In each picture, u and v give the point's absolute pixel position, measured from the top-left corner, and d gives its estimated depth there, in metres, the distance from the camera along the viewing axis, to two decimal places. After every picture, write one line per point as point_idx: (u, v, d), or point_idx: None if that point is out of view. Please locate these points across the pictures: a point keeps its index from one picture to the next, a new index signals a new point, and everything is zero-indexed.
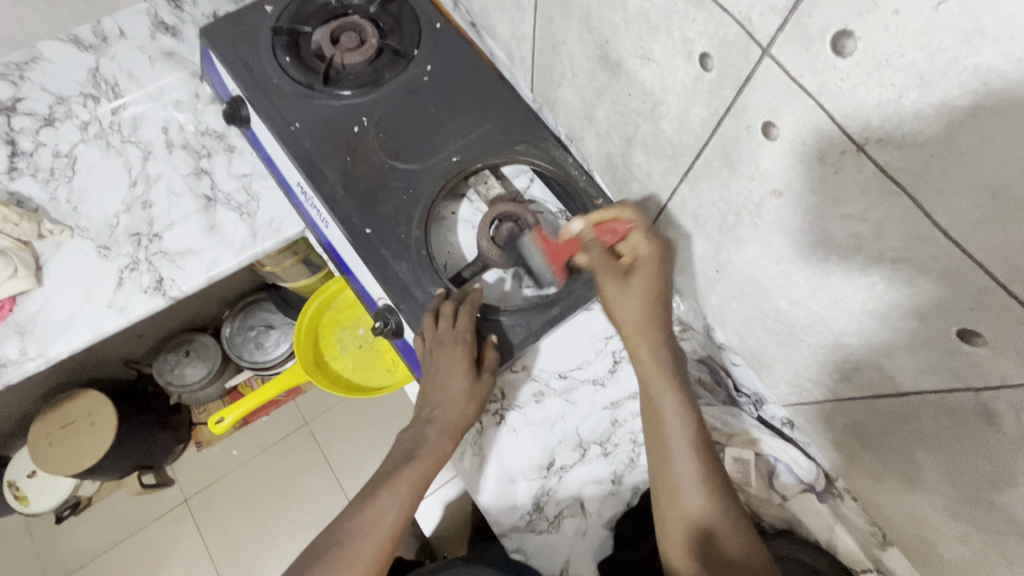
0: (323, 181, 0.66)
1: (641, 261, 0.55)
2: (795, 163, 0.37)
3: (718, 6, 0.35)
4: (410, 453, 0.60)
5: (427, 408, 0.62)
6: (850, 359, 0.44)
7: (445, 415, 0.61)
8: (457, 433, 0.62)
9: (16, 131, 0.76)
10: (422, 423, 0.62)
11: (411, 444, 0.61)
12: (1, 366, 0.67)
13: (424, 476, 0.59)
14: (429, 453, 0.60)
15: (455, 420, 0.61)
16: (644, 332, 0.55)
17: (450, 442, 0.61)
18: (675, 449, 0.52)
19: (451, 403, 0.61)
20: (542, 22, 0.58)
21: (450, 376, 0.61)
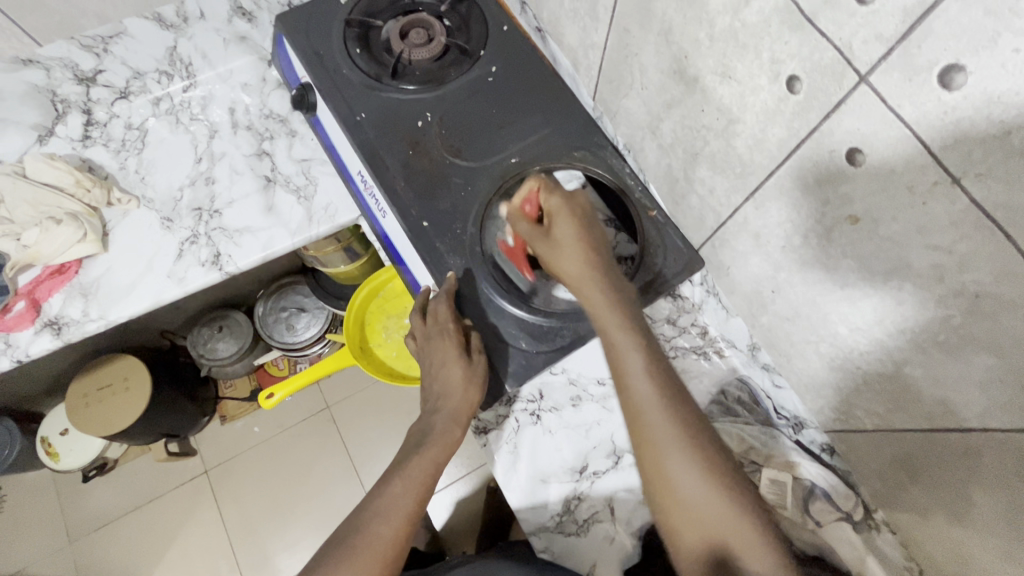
0: (385, 171, 0.68)
1: (555, 206, 0.59)
2: (879, 191, 0.37)
3: (817, 31, 0.36)
4: (421, 438, 0.61)
5: (432, 397, 0.63)
6: (911, 389, 0.43)
7: (447, 402, 0.61)
8: (464, 417, 0.62)
9: (93, 101, 0.80)
10: (430, 410, 0.63)
11: (421, 433, 0.62)
12: (64, 324, 0.70)
13: (435, 462, 0.60)
14: (438, 438, 0.61)
15: (459, 405, 0.61)
16: (596, 287, 0.55)
17: (457, 428, 0.61)
18: (646, 413, 0.50)
19: (451, 389, 0.61)
20: (616, 33, 0.59)
21: (444, 363, 0.61)
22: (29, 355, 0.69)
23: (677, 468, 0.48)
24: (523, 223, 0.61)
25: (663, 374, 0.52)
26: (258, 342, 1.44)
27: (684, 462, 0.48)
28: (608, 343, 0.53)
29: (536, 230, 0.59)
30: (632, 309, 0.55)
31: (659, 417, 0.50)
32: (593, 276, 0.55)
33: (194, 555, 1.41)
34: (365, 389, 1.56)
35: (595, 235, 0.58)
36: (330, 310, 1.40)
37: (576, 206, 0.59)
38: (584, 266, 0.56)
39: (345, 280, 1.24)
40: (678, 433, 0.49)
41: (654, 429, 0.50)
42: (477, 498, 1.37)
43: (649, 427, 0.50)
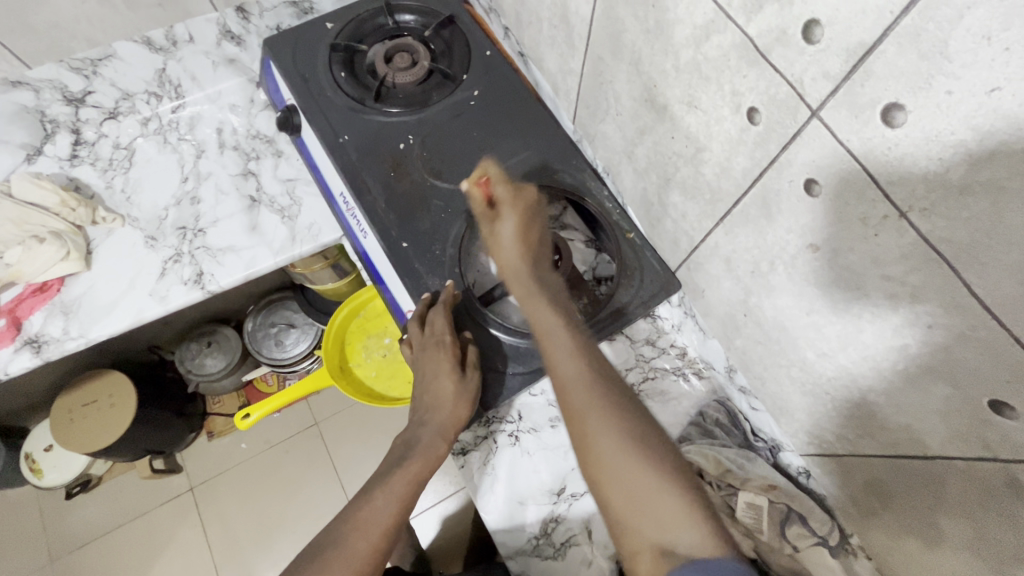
0: (366, 193, 0.69)
1: (505, 198, 0.60)
2: (836, 221, 0.38)
3: (771, 67, 0.37)
4: (405, 453, 0.60)
5: (421, 410, 0.63)
6: (876, 416, 0.44)
7: (437, 415, 0.61)
8: (452, 433, 0.61)
9: (82, 121, 0.81)
10: (416, 423, 0.62)
11: (406, 446, 0.61)
12: (43, 342, 0.70)
13: (418, 477, 0.59)
14: (423, 452, 0.60)
15: (449, 419, 0.61)
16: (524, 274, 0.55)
17: (444, 443, 0.61)
18: (567, 379, 0.48)
19: (442, 402, 0.61)
20: (591, 60, 0.60)
21: (438, 375, 0.61)
22: (7, 373, 0.69)
23: (597, 433, 0.44)
24: (477, 204, 0.60)
25: (589, 350, 0.50)
26: (246, 358, 1.44)
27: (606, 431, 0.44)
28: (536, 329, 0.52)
29: (483, 213, 0.60)
30: (560, 301, 0.54)
31: (579, 384, 0.47)
32: (525, 265, 0.55)
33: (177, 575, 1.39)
34: (354, 406, 1.55)
35: (536, 231, 0.59)
36: (319, 327, 1.40)
37: (526, 200, 0.60)
38: (517, 258, 0.56)
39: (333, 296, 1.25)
40: (602, 403, 0.46)
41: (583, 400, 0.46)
42: (464, 518, 1.35)
43: (571, 394, 0.47)
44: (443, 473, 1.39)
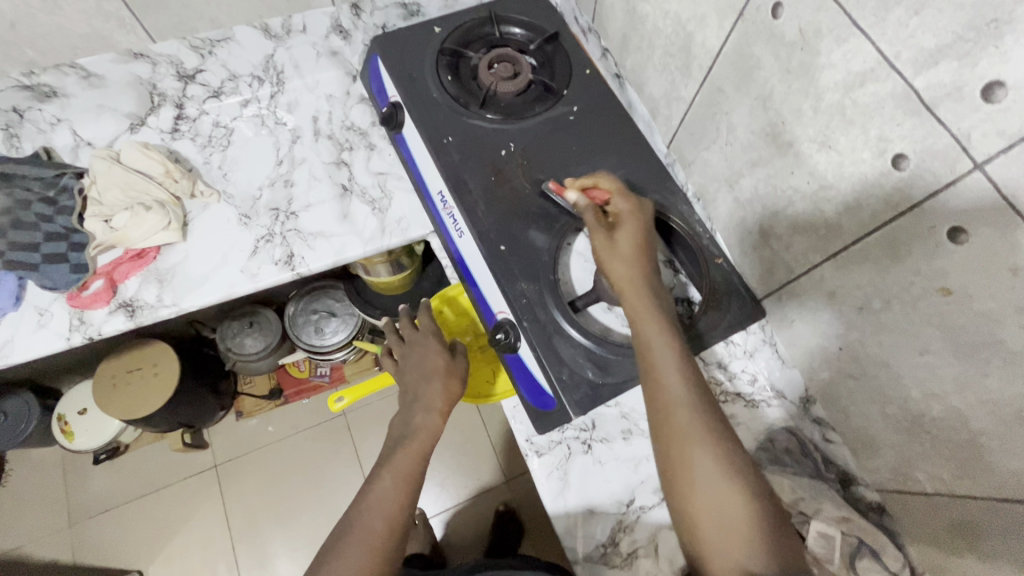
0: (467, 194, 0.71)
1: (625, 213, 0.62)
2: (978, 269, 0.40)
3: (935, 119, 0.39)
4: (405, 432, 0.65)
5: (413, 391, 0.69)
6: (984, 459, 0.45)
7: (428, 390, 0.68)
8: (441, 405, 0.68)
9: (187, 97, 0.83)
10: (410, 405, 0.68)
11: (404, 427, 0.66)
12: (138, 308, 0.72)
13: (420, 452, 0.64)
14: (420, 429, 0.65)
15: (437, 396, 0.68)
16: (637, 283, 0.58)
17: (436, 415, 0.67)
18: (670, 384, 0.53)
19: (433, 378, 0.69)
20: (708, 91, 0.63)
21: (429, 356, 0.72)
22: (100, 334, 0.71)
23: (700, 474, 0.49)
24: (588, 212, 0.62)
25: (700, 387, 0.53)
26: (285, 341, 1.46)
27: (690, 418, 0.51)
28: (654, 374, 0.54)
29: (598, 223, 0.61)
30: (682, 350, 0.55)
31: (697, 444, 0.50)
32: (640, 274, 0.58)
33: (194, 550, 1.40)
34: (383, 400, 1.55)
35: (647, 268, 0.59)
36: (361, 318, 1.42)
37: (644, 221, 0.62)
38: (641, 299, 0.57)
39: (384, 289, 1.27)
40: (711, 444, 0.50)
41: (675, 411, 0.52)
42: (485, 522, 1.36)
43: (684, 445, 0.50)
44: (468, 476, 1.39)
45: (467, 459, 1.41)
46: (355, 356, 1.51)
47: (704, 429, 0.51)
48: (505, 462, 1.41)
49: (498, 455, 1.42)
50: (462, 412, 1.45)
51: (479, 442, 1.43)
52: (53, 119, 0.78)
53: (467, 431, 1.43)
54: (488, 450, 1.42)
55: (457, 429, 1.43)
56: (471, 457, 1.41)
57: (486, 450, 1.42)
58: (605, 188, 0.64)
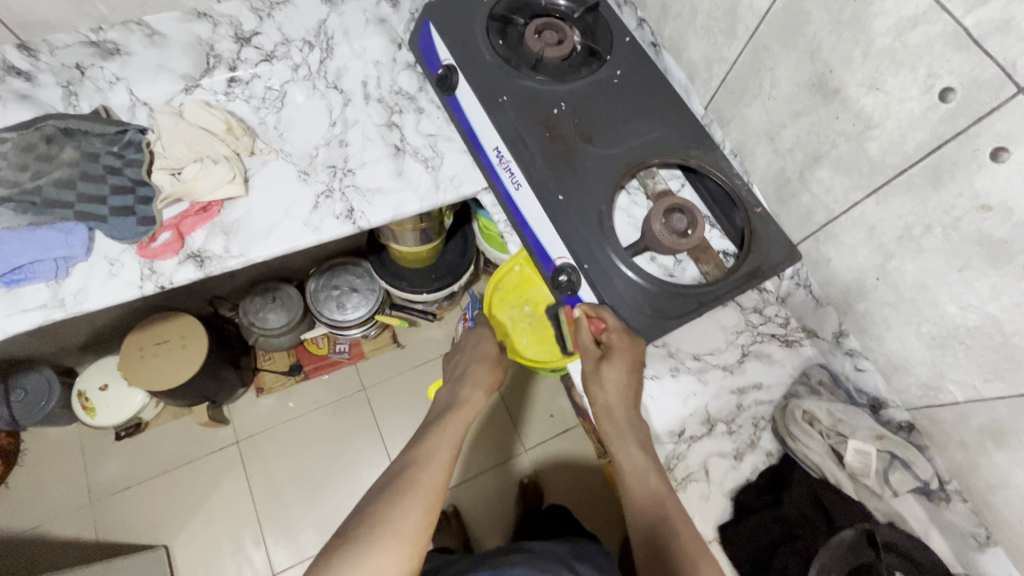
0: (524, 149, 0.76)
1: (616, 347, 0.69)
2: (1019, 182, 0.46)
3: (983, 52, 0.46)
4: (453, 403, 0.72)
5: (461, 368, 0.78)
6: (1015, 357, 0.52)
7: (476, 370, 0.77)
8: (485, 384, 0.76)
9: (240, 60, 0.86)
10: (456, 382, 0.76)
11: (450, 402, 0.73)
12: (206, 258, 0.74)
13: (464, 422, 0.70)
14: (466, 403, 0.72)
15: (482, 375, 0.76)
16: (607, 365, 0.69)
17: (481, 392, 0.75)
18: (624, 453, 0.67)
19: (481, 361, 0.78)
20: (753, 49, 0.69)
21: (481, 342, 0.81)
22: (171, 283, 0.73)
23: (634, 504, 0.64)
24: (583, 339, 0.71)
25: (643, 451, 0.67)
26: (306, 317, 1.47)
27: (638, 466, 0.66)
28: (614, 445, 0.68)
29: (591, 354, 0.70)
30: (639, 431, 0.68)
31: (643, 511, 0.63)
32: (623, 357, 0.68)
33: (217, 526, 1.40)
34: (400, 373, 1.58)
35: (637, 379, 0.70)
36: (381, 292, 1.43)
37: (633, 355, 0.69)
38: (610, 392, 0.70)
39: (409, 260, 1.30)
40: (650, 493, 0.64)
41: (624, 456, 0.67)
42: (506, 490, 1.40)
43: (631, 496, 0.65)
44: (491, 444, 1.44)
45: (487, 430, 1.45)
46: (375, 331, 1.53)
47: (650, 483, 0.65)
48: (525, 432, 1.46)
49: (517, 426, 1.46)
50: None
51: (499, 413, 1.46)
52: (112, 78, 0.80)
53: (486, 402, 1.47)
54: (509, 420, 1.46)
55: None
56: (491, 428, 1.45)
57: (505, 421, 1.46)
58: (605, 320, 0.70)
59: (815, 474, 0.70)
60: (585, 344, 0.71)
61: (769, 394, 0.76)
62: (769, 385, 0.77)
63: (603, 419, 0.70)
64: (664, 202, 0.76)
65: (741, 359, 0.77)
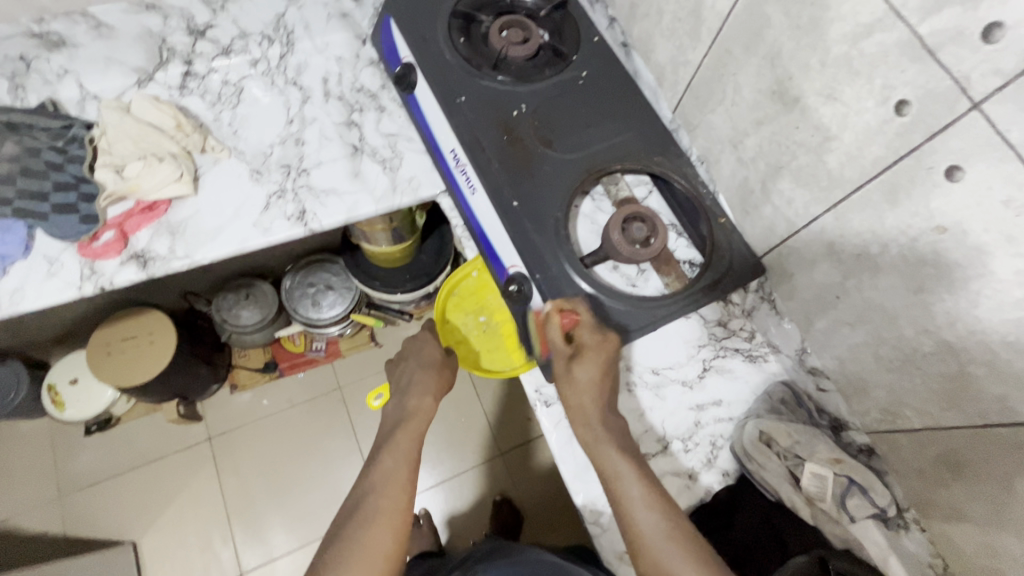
0: (480, 152, 0.73)
1: (589, 344, 0.65)
2: (973, 204, 0.43)
3: (938, 63, 0.42)
4: (401, 416, 0.69)
5: (406, 380, 0.74)
6: (970, 388, 0.49)
7: (422, 376, 0.74)
8: (433, 390, 0.73)
9: (195, 54, 0.83)
10: (402, 395, 0.72)
11: (400, 414, 0.69)
12: (150, 259, 0.72)
13: (417, 433, 0.68)
14: (416, 415, 0.69)
15: (428, 382, 0.73)
16: (575, 373, 0.64)
17: (429, 398, 0.71)
18: (630, 502, 0.57)
19: (430, 368, 0.75)
20: (717, 53, 0.66)
21: (424, 348, 0.78)
22: (113, 284, 0.71)
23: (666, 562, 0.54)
24: (556, 336, 0.66)
25: (653, 492, 0.58)
26: (281, 315, 1.45)
27: (647, 514, 0.56)
28: (615, 495, 0.59)
29: (561, 352, 0.65)
30: (632, 456, 0.61)
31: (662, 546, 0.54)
32: (598, 351, 0.64)
33: (187, 523, 1.39)
34: (376, 373, 1.56)
35: (612, 376, 0.66)
36: (357, 291, 1.41)
37: (608, 349, 0.65)
38: (591, 404, 0.64)
39: (382, 260, 1.28)
40: (667, 538, 0.55)
41: (630, 499, 0.57)
42: (479, 493, 1.39)
43: (648, 547, 0.55)
44: (465, 447, 1.43)
45: (461, 433, 1.44)
46: (351, 330, 1.50)
47: (663, 525, 0.55)
48: (500, 436, 1.44)
49: (492, 430, 1.44)
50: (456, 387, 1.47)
51: (474, 416, 1.45)
52: (60, 70, 0.77)
53: (462, 405, 1.46)
54: (485, 424, 1.45)
55: (453, 403, 1.46)
56: (465, 431, 1.44)
57: (481, 425, 1.44)
58: (576, 313, 0.66)
59: (770, 496, 0.68)
60: (556, 349, 0.65)
61: (727, 411, 0.74)
62: (729, 401, 0.74)
63: (580, 422, 0.63)
64: (623, 210, 0.73)
65: (701, 374, 0.75)
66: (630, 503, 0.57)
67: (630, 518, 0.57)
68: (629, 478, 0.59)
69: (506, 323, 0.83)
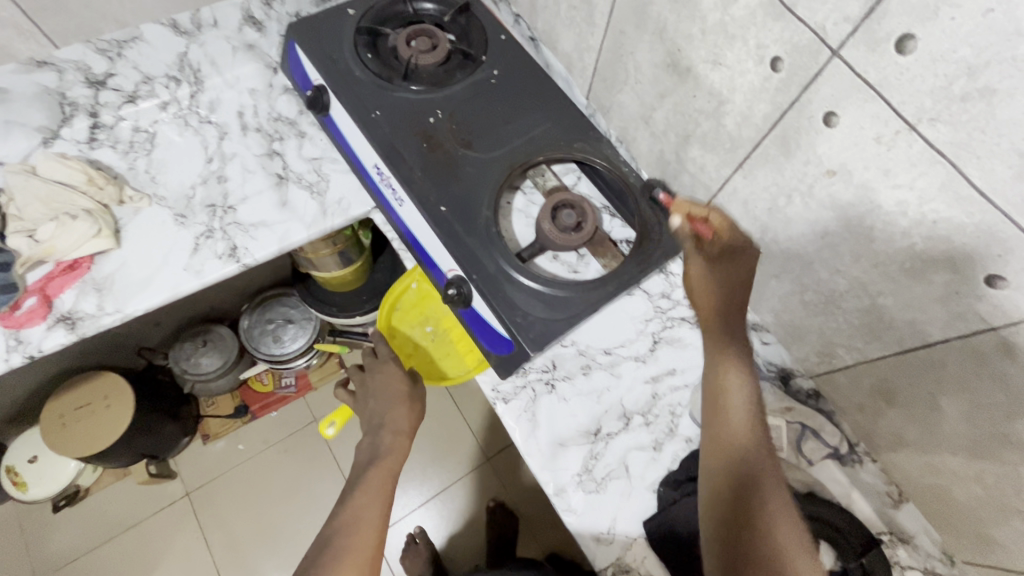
0: (402, 163, 0.73)
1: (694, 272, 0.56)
2: (852, 146, 0.46)
3: (796, 18, 0.45)
4: (376, 454, 0.70)
5: (377, 417, 0.75)
6: (884, 318, 0.52)
7: (393, 414, 0.74)
8: (407, 427, 0.74)
9: (100, 104, 0.82)
10: (375, 432, 0.73)
11: (372, 452, 0.71)
12: (78, 319, 0.70)
13: (391, 469, 0.69)
14: (389, 451, 0.71)
15: (401, 419, 0.74)
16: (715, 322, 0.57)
17: (403, 436, 0.73)
18: (734, 399, 0.54)
19: (397, 404, 0.75)
20: (612, 35, 0.68)
21: (391, 379, 0.77)
22: (42, 351, 0.69)
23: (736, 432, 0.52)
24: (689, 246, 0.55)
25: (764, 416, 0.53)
26: (242, 357, 1.41)
27: (741, 408, 0.53)
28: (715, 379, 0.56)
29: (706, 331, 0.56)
30: (752, 399, 0.54)
31: (741, 436, 0.52)
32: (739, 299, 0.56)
33: None
34: None
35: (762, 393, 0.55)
36: (318, 321, 1.39)
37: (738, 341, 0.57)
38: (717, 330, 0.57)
39: (335, 284, 1.27)
40: (759, 454, 0.51)
41: (735, 394, 0.54)
42: (471, 502, 1.39)
43: (732, 445, 0.52)
44: (451, 459, 1.42)
45: (445, 445, 1.43)
46: (318, 361, 1.48)
47: (752, 422, 0.53)
48: (484, 442, 1.44)
49: (475, 436, 1.44)
50: (433, 400, 1.47)
51: (456, 427, 1.45)
52: None
53: (442, 417, 1.45)
54: (467, 432, 1.44)
55: (432, 417, 1.45)
56: (449, 442, 1.43)
57: (464, 433, 1.44)
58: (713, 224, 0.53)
59: None
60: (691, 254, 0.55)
61: (683, 379, 0.75)
62: (682, 369, 0.75)
63: (712, 330, 0.57)
64: (551, 198, 0.74)
65: (652, 347, 0.76)
66: (728, 381, 0.55)
67: (727, 411, 0.54)
68: (739, 382, 0.55)
69: (453, 327, 0.84)
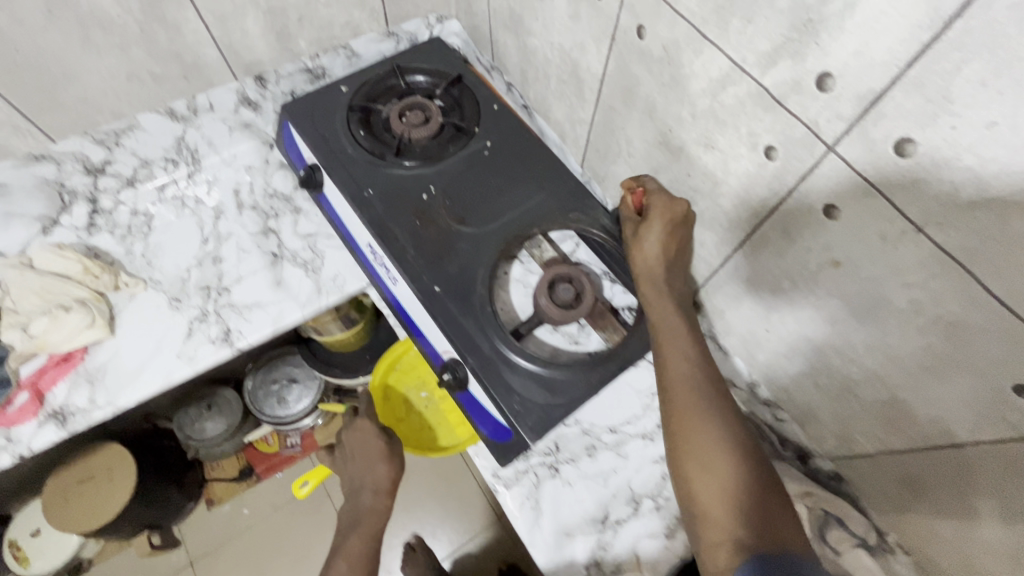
0: (394, 241, 0.72)
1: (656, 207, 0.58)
2: (856, 240, 0.43)
3: (787, 112, 0.43)
4: (355, 519, 0.68)
5: (356, 480, 0.71)
6: (906, 412, 0.48)
7: (371, 473, 0.70)
8: (387, 486, 0.70)
9: (100, 190, 0.82)
10: (355, 493, 0.70)
11: (352, 516, 0.69)
12: (69, 414, 0.69)
13: (372, 533, 0.67)
14: (369, 513, 0.68)
15: (379, 478, 0.70)
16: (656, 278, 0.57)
17: (384, 496, 0.70)
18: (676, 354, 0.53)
19: (375, 461, 0.71)
20: (603, 110, 0.67)
21: (368, 440, 0.72)
22: (31, 450, 0.67)
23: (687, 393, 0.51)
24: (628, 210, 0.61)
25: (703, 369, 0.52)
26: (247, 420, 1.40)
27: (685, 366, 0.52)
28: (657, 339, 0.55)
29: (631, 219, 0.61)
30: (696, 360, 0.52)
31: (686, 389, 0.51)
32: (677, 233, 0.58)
33: None
34: None
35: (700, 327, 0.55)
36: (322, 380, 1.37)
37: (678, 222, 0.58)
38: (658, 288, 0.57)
39: (339, 346, 1.25)
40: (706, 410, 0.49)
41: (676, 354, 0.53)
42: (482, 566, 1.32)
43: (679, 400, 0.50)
44: (461, 520, 1.36)
45: (454, 505, 1.38)
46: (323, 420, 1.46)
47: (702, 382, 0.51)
48: (495, 501, 1.38)
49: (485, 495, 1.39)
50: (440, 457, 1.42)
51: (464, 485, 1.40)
52: None
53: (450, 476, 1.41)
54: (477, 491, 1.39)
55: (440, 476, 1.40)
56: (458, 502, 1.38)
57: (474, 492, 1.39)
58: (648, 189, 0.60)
59: None
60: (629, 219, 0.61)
61: None
62: None
63: (648, 284, 0.57)
64: (550, 270, 0.71)
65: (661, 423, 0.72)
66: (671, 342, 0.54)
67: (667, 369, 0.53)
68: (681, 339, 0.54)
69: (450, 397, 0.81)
